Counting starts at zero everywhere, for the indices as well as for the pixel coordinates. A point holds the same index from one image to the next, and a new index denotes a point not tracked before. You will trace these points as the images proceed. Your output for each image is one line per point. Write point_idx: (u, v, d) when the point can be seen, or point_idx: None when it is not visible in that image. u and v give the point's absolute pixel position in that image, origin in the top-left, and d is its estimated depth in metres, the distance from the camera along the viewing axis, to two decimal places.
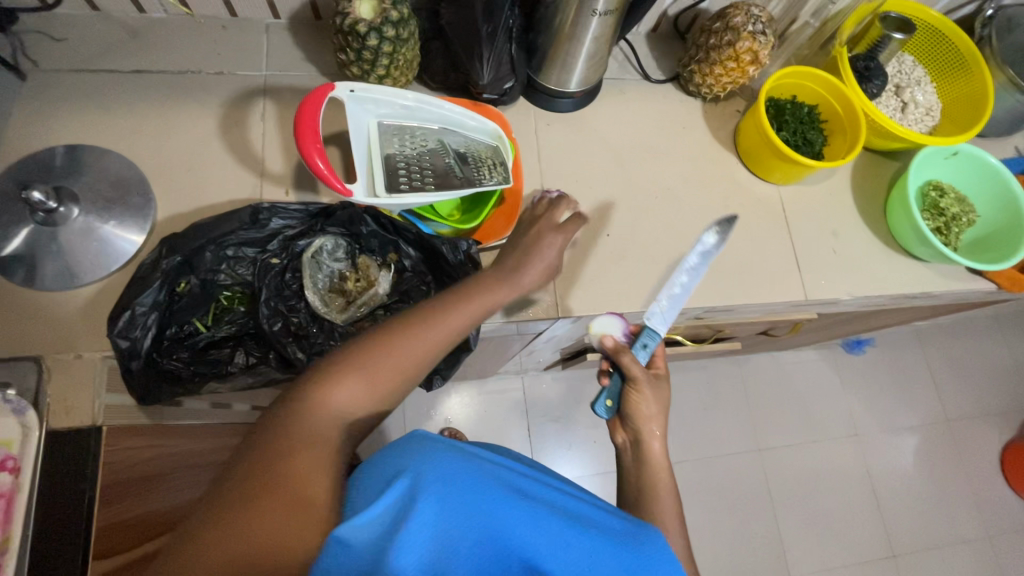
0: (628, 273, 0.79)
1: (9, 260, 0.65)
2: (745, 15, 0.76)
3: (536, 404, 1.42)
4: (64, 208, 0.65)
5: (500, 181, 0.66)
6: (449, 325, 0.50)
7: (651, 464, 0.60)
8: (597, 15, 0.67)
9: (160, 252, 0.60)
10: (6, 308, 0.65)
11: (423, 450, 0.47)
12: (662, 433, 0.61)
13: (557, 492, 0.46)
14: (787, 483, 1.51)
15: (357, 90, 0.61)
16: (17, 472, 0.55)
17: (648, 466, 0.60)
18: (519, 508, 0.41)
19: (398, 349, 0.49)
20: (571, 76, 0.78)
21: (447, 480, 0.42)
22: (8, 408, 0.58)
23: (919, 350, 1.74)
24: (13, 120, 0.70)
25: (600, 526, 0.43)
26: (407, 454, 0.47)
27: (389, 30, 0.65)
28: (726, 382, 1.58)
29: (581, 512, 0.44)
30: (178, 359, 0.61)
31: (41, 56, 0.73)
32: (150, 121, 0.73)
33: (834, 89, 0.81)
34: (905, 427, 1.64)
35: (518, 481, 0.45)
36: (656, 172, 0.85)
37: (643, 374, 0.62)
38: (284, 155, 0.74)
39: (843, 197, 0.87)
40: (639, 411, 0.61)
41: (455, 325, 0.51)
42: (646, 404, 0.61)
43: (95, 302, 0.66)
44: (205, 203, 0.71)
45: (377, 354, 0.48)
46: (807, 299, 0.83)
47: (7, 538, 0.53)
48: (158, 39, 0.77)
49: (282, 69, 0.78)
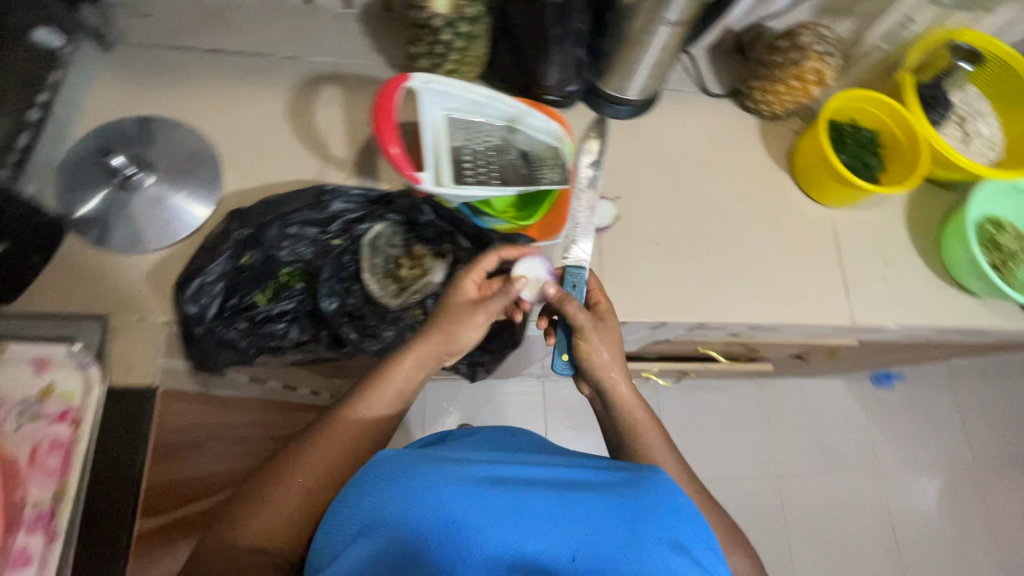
0: (673, 284, 0.79)
1: (83, 221, 0.68)
2: (813, 35, 0.77)
3: (557, 407, 1.43)
4: (139, 174, 0.68)
5: (560, 180, 0.68)
6: (391, 379, 0.60)
7: (637, 418, 0.64)
8: (667, 25, 0.68)
9: (229, 227, 0.62)
10: (76, 268, 0.68)
11: (385, 472, 0.46)
12: (624, 375, 0.63)
13: (533, 466, 0.48)
14: (803, 513, 1.49)
15: (431, 81, 0.63)
16: (76, 425, 0.61)
17: (630, 420, 0.64)
18: (505, 502, 0.42)
19: (335, 436, 0.57)
20: (632, 83, 0.79)
21: (423, 492, 0.43)
22: (73, 362, 0.62)
23: (951, 391, 1.69)
24: (95, 89, 0.73)
25: (593, 483, 0.46)
26: (368, 482, 0.47)
27: (464, 26, 0.67)
28: (750, 405, 1.55)
29: (567, 477, 0.46)
30: (235, 329, 0.63)
31: (125, 29, 0.76)
32: (221, 99, 0.76)
33: (896, 115, 0.80)
34: (930, 468, 1.60)
35: (493, 470, 0.46)
36: (708, 186, 0.85)
37: (589, 321, 0.61)
38: (347, 141, 0.76)
39: (896, 225, 0.86)
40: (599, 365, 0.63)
41: (398, 380, 0.61)
42: (601, 355, 0.62)
43: (158, 269, 0.69)
44: (268, 182, 0.73)
45: (315, 444, 0.57)
46: (852, 325, 0.82)
47: (65, 486, 0.59)
48: (234, 19, 0.79)
49: (351, 56, 0.80)
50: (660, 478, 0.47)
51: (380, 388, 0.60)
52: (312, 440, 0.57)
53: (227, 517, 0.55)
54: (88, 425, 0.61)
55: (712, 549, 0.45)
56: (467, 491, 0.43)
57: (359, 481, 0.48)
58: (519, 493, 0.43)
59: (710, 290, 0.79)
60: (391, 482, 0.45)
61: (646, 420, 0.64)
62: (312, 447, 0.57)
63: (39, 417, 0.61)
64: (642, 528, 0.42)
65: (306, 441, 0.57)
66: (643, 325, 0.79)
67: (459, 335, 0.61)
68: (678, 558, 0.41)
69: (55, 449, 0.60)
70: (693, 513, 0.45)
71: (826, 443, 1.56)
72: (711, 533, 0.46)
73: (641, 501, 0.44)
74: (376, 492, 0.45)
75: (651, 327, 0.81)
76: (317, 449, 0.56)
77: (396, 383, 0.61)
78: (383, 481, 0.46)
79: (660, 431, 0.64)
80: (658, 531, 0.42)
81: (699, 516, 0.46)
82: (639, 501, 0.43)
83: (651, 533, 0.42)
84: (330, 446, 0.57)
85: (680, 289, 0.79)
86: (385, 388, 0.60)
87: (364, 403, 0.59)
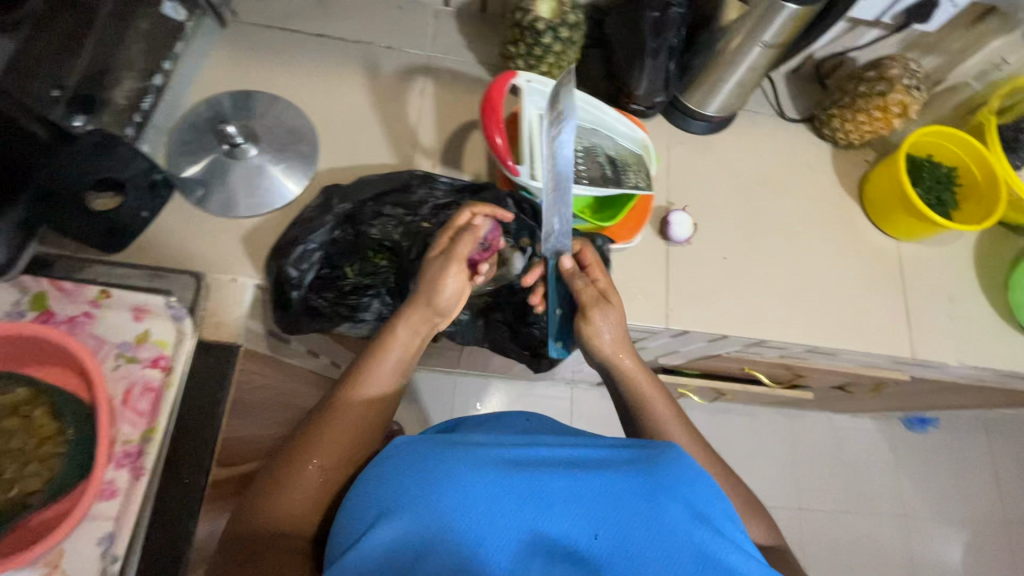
0: (737, 299, 0.80)
1: (188, 182, 0.72)
2: (900, 68, 0.79)
3: (586, 416, 1.42)
4: (245, 145, 0.72)
5: (645, 186, 0.72)
6: (391, 346, 0.59)
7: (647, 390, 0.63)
8: (761, 46, 0.70)
9: (331, 201, 0.67)
10: (176, 224, 0.72)
11: (399, 460, 0.47)
12: (628, 351, 0.63)
13: (545, 448, 0.48)
14: (825, 550, 1.44)
15: (533, 82, 0.68)
16: (167, 372, 0.64)
17: (637, 392, 0.63)
18: (521, 484, 0.43)
19: (346, 416, 0.55)
20: (715, 99, 0.80)
21: (438, 481, 0.44)
22: (169, 313, 0.66)
23: (988, 444, 1.62)
24: (210, 62, 0.79)
25: (608, 462, 0.46)
26: (381, 471, 0.47)
27: (564, 31, 0.70)
28: (780, 434, 1.52)
29: (581, 457, 0.47)
30: (324, 298, 0.68)
31: (241, 8, 0.81)
32: (321, 81, 0.80)
33: (976, 153, 0.80)
34: (963, 521, 1.53)
35: (507, 453, 0.47)
36: (777, 206, 0.86)
37: (590, 296, 0.62)
38: (436, 131, 0.80)
39: (963, 264, 0.86)
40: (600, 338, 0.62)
41: (398, 347, 0.59)
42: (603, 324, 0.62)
43: (248, 232, 0.72)
44: (359, 163, 0.77)
45: (325, 425, 0.54)
46: (913, 358, 0.81)
47: (155, 427, 0.62)
48: (340, 7, 0.84)
49: (444, 52, 0.84)
50: (674, 454, 0.47)
51: (382, 359, 0.59)
52: (320, 421, 0.55)
53: (246, 504, 0.53)
54: (178, 374, 0.65)
55: (735, 523, 0.45)
56: (482, 474, 0.44)
57: (372, 475, 0.48)
58: (534, 474, 0.44)
59: (774, 308, 0.80)
60: (406, 471, 0.46)
61: (655, 392, 0.63)
62: (322, 427, 0.54)
63: (133, 360, 0.64)
64: (665, 504, 0.43)
65: (315, 420, 0.55)
66: (704, 336, 0.80)
67: (442, 285, 0.59)
68: (701, 527, 0.42)
69: (146, 392, 0.63)
70: (711, 487, 0.46)
71: (855, 483, 1.51)
72: (732, 506, 0.46)
73: (659, 477, 0.44)
74: (391, 480, 0.46)
75: (709, 339, 0.82)
76: (329, 430, 0.54)
77: (395, 353, 0.59)
78: (397, 468, 0.47)
79: (670, 404, 0.63)
80: (678, 503, 0.43)
81: (717, 489, 0.46)
82: (657, 476, 0.44)
83: (671, 505, 0.43)
84: (339, 426, 0.55)
85: (743, 304, 0.80)
86: (389, 360, 0.59)
87: (371, 378, 0.58)
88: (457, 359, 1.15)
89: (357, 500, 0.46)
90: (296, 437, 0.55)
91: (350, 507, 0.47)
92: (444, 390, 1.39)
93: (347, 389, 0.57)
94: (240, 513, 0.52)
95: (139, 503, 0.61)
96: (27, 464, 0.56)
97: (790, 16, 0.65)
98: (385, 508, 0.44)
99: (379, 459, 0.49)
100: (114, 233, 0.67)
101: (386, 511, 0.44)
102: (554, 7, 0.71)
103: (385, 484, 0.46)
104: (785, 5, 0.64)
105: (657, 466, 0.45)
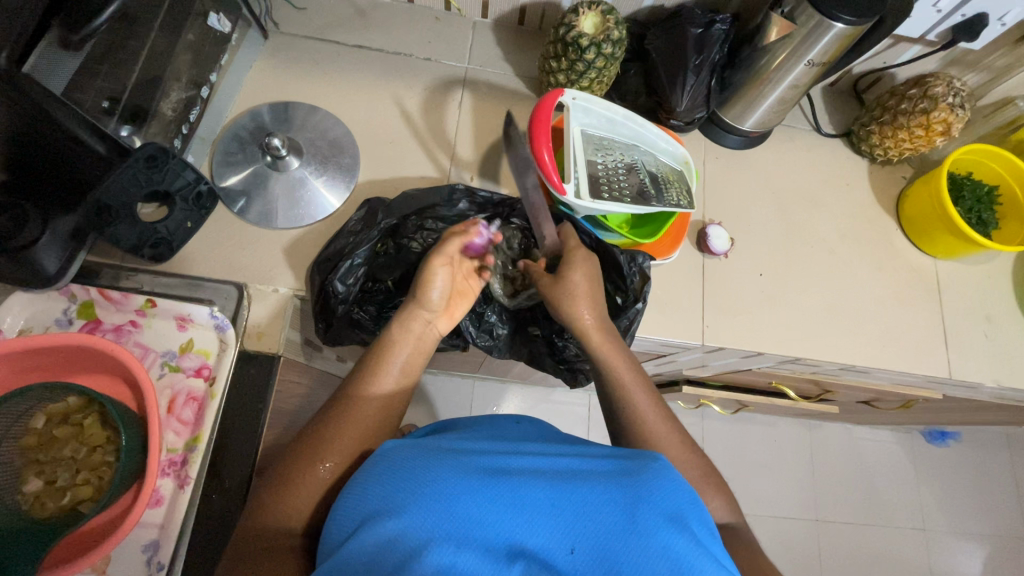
0: (771, 314, 0.79)
1: (229, 191, 0.73)
2: (945, 86, 0.77)
3: (603, 424, 1.41)
4: (288, 158, 0.73)
5: (686, 204, 0.71)
6: (387, 351, 0.60)
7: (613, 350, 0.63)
8: (806, 63, 0.69)
9: (376, 215, 0.71)
10: (216, 232, 0.72)
11: (384, 466, 0.46)
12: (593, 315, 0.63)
13: (534, 457, 0.46)
14: (842, 562, 1.42)
15: (578, 99, 0.69)
16: (213, 381, 0.65)
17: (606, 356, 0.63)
18: (506, 493, 0.41)
19: (356, 417, 0.56)
20: (751, 115, 0.80)
21: (422, 488, 0.42)
22: (211, 323, 0.66)
23: (1009, 460, 1.60)
24: (254, 73, 0.80)
25: (593, 472, 0.45)
26: (367, 476, 0.46)
27: (608, 47, 0.69)
28: (798, 445, 1.50)
29: (566, 467, 0.45)
30: (366, 312, 0.71)
31: (283, 21, 0.83)
32: (362, 91, 0.81)
33: (1019, 172, 0.80)
34: (979, 535, 1.51)
35: (494, 460, 0.45)
36: (812, 220, 0.85)
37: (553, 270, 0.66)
38: (474, 142, 0.81)
39: (1000, 282, 0.85)
40: (576, 290, 0.63)
41: (392, 354, 0.60)
42: (579, 279, 0.63)
43: (286, 243, 0.73)
44: (398, 173, 0.78)
45: (344, 418, 0.55)
46: (949, 378, 0.80)
47: (199, 436, 0.63)
48: (380, 18, 0.85)
49: (482, 64, 0.85)
50: (659, 466, 0.45)
51: (389, 363, 0.60)
52: (339, 417, 0.55)
53: (257, 500, 0.52)
54: (221, 382, 0.65)
55: (713, 535, 0.44)
56: (466, 482, 0.42)
57: (356, 482, 0.46)
58: (518, 484, 0.42)
59: (811, 326, 0.80)
60: (390, 476, 0.44)
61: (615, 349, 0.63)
62: (341, 419, 0.55)
63: (177, 369, 0.65)
64: (646, 519, 0.40)
65: (326, 421, 0.55)
66: (738, 353, 0.79)
67: (428, 293, 0.62)
68: (680, 537, 0.40)
69: (190, 401, 0.64)
70: (693, 498, 0.44)
71: (872, 494, 1.49)
72: (711, 518, 0.45)
73: (641, 487, 0.43)
74: (376, 486, 0.44)
75: (743, 356, 0.81)
76: (340, 428, 0.54)
77: (402, 357, 0.61)
78: (381, 476, 0.45)
79: (634, 368, 0.63)
80: (659, 516, 0.41)
81: (699, 501, 0.45)
82: (639, 486, 0.43)
83: (650, 517, 0.41)
84: (358, 424, 0.55)
85: (780, 322, 0.79)
86: (389, 371, 0.59)
87: (377, 380, 0.59)
88: (480, 365, 1.15)
89: (342, 504, 0.45)
90: (306, 437, 0.55)
91: (333, 513, 0.45)
92: (460, 394, 1.38)
93: (354, 393, 0.57)
94: (249, 517, 0.51)
95: (184, 513, 0.61)
96: (79, 472, 0.58)
97: (837, 35, 0.65)
98: (368, 515, 0.42)
99: (356, 475, 0.47)
100: (159, 244, 0.67)
101: (372, 515, 0.42)
102: (598, 23, 0.71)
103: (372, 488, 0.44)
104: (833, 25, 0.63)
105: (641, 478, 0.44)
